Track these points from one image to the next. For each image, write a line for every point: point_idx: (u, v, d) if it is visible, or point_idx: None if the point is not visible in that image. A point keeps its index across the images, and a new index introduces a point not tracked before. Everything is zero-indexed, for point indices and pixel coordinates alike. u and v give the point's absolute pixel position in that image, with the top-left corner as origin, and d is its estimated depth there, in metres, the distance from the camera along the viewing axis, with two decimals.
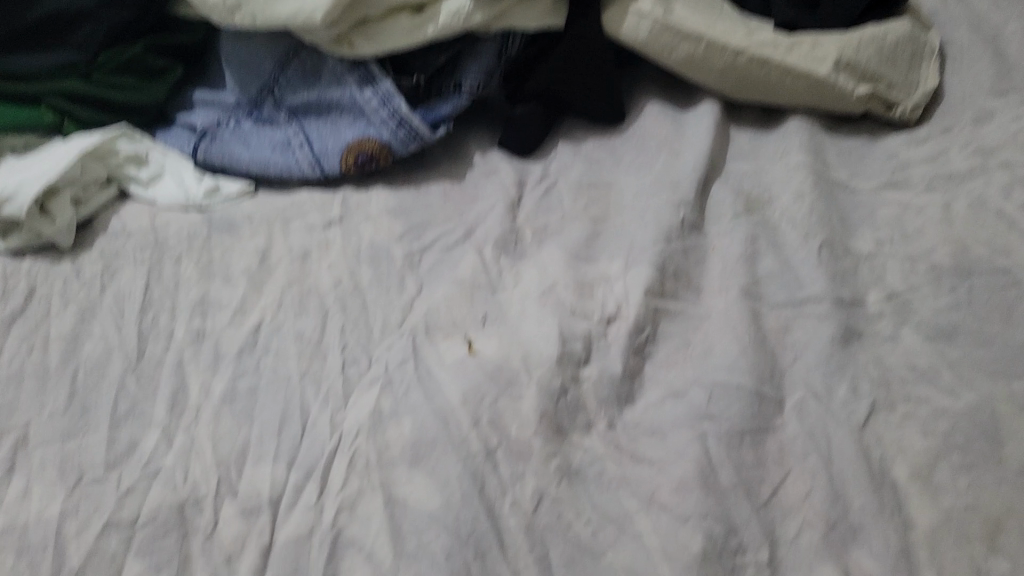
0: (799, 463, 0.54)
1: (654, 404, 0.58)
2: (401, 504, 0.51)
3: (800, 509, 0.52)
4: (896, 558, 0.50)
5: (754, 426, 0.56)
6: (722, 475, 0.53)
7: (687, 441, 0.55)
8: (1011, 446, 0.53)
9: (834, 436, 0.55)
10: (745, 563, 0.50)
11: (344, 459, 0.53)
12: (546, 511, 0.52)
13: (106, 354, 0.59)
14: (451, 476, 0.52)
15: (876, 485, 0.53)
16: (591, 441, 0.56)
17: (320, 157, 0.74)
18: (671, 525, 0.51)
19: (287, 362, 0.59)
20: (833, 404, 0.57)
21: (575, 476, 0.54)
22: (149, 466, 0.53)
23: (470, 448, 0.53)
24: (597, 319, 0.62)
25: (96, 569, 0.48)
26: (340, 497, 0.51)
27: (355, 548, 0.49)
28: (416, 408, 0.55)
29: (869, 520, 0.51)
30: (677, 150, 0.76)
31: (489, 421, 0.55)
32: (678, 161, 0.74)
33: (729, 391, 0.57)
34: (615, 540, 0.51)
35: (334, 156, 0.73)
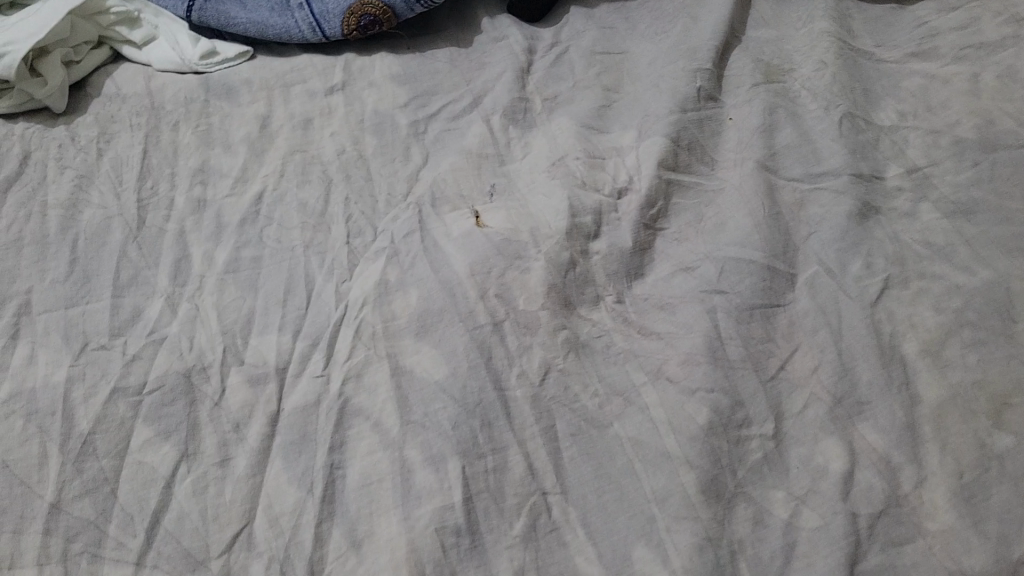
0: (808, 338, 0.54)
1: (663, 278, 0.57)
2: (408, 373, 0.51)
3: (807, 383, 0.52)
4: (902, 432, 0.50)
5: (765, 301, 0.55)
6: (730, 349, 0.53)
7: (697, 315, 0.54)
8: None
9: (845, 312, 0.55)
10: (751, 435, 0.50)
11: (350, 329, 0.53)
12: (553, 383, 0.52)
13: (106, 221, 0.58)
14: (458, 347, 0.51)
15: (885, 360, 0.52)
16: (599, 314, 0.55)
17: (321, 19, 0.70)
18: (678, 398, 0.51)
19: (291, 232, 0.58)
20: (846, 279, 0.56)
21: (583, 349, 0.53)
22: (154, 334, 0.53)
23: (478, 319, 0.53)
24: (608, 191, 0.60)
25: (105, 433, 0.48)
26: (347, 366, 0.51)
27: (363, 416, 0.50)
28: (423, 280, 0.54)
29: (876, 395, 0.51)
30: (695, 16, 0.73)
31: (496, 293, 0.54)
32: (696, 28, 0.71)
33: (741, 266, 0.56)
34: (621, 412, 0.51)
35: (334, 18, 0.70)
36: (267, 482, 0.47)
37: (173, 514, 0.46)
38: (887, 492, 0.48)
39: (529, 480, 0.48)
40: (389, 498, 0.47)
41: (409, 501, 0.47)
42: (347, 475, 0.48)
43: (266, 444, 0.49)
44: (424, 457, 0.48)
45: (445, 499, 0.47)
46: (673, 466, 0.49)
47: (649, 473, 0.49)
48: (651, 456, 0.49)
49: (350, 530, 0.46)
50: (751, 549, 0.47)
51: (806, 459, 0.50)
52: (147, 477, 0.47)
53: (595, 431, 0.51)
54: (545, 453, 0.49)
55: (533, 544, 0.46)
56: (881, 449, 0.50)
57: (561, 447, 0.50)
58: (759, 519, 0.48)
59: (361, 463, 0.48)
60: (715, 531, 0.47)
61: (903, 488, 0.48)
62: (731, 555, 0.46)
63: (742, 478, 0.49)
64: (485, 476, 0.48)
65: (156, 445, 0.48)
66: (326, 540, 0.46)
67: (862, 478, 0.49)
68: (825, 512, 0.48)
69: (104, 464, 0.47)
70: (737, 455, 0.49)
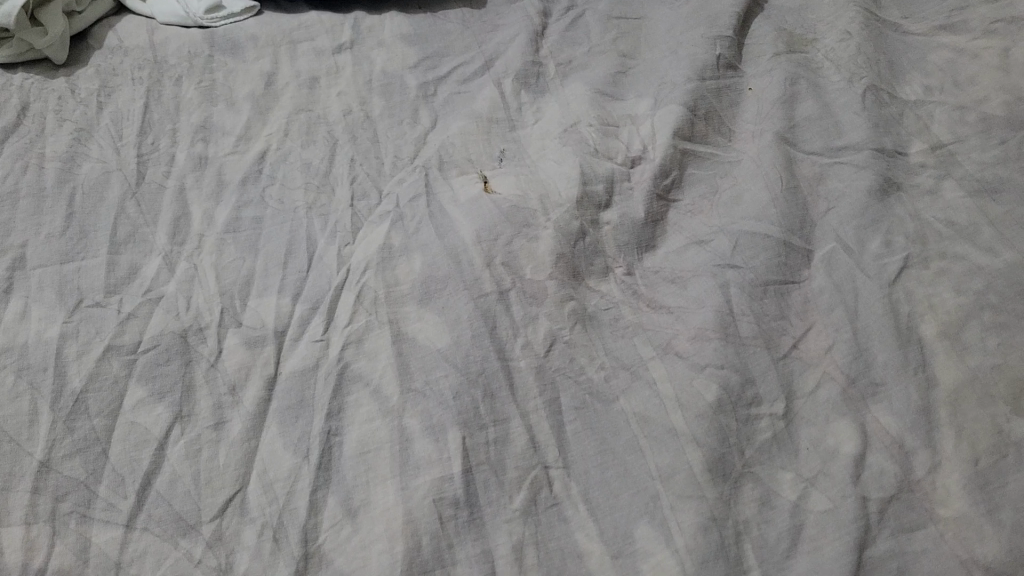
0: (823, 316, 0.52)
1: (676, 250, 0.55)
2: (410, 340, 0.49)
3: (821, 363, 0.51)
4: (917, 415, 0.49)
5: (779, 277, 0.53)
6: (742, 325, 0.51)
7: (709, 289, 0.52)
8: None
9: (862, 291, 0.53)
10: (761, 414, 0.49)
11: (351, 293, 0.51)
12: (558, 354, 0.50)
13: (104, 177, 0.56)
14: (462, 316, 0.50)
15: (902, 341, 0.51)
16: (608, 286, 0.53)
17: None
18: (687, 374, 0.50)
19: (294, 193, 0.57)
20: (864, 257, 0.54)
21: (590, 320, 0.52)
22: (150, 293, 0.51)
23: (483, 287, 0.51)
24: (621, 159, 0.58)
25: (98, 392, 0.47)
26: (347, 331, 0.50)
27: (361, 382, 0.48)
28: (427, 244, 0.53)
29: (891, 377, 0.50)
30: None
31: (503, 261, 0.52)
32: None
33: (756, 240, 0.54)
34: (628, 386, 0.50)
35: None
36: (262, 447, 0.46)
37: (165, 477, 0.45)
38: (899, 476, 0.47)
39: (531, 454, 0.47)
40: (386, 467, 0.46)
41: (407, 471, 0.45)
42: (345, 442, 0.47)
43: (262, 408, 0.48)
44: (424, 426, 0.47)
45: (444, 470, 0.46)
46: (680, 443, 0.47)
47: (654, 449, 0.47)
48: (656, 432, 0.48)
49: (346, 498, 0.45)
50: (757, 530, 0.46)
51: (816, 440, 0.48)
52: (139, 438, 0.46)
53: (600, 405, 0.49)
54: (548, 426, 0.48)
55: (534, 519, 0.45)
56: (895, 432, 0.48)
57: (564, 421, 0.48)
58: (766, 501, 0.46)
59: (359, 430, 0.47)
60: (720, 511, 0.45)
61: (916, 473, 0.47)
62: (736, 536, 0.45)
63: (749, 458, 0.47)
64: (486, 448, 0.47)
65: (149, 405, 0.47)
66: (321, 508, 0.45)
67: (873, 461, 0.47)
68: (834, 495, 0.46)
69: (96, 423, 0.46)
70: (746, 434, 0.48)
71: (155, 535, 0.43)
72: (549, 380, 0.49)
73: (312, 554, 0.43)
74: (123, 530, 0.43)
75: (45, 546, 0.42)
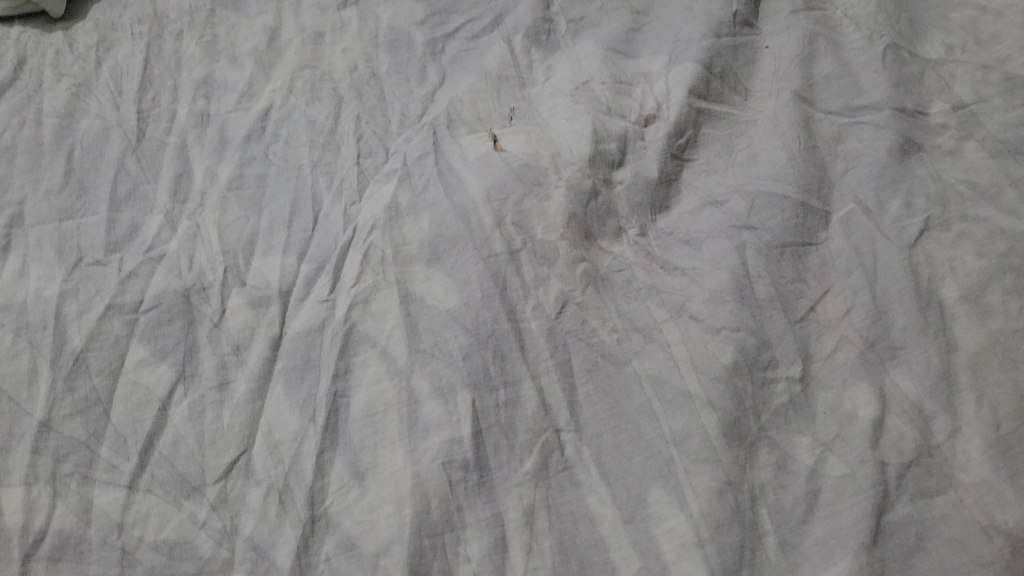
0: (841, 279, 0.51)
1: (690, 211, 0.53)
2: (418, 301, 0.48)
3: (838, 327, 0.50)
4: (937, 380, 0.47)
5: (796, 239, 0.52)
6: (758, 288, 0.50)
7: (724, 251, 0.51)
8: None
9: (882, 253, 0.52)
10: (777, 378, 0.48)
11: (357, 252, 0.50)
12: (570, 316, 0.49)
13: (104, 132, 0.55)
14: (471, 276, 0.49)
15: (922, 305, 0.50)
16: (620, 247, 0.52)
17: None
18: (701, 336, 0.48)
19: (299, 150, 0.55)
20: (884, 219, 0.53)
21: (602, 282, 0.51)
22: (152, 251, 0.50)
23: (494, 247, 0.50)
24: (635, 118, 0.57)
25: (99, 351, 0.46)
26: (353, 291, 0.49)
27: (369, 343, 0.47)
28: (435, 203, 0.51)
29: (911, 340, 0.49)
30: None
31: (513, 220, 0.51)
32: None
33: (773, 201, 0.53)
34: (641, 349, 0.49)
35: None
36: (268, 408, 0.45)
37: (168, 439, 0.44)
38: (918, 441, 0.46)
39: (542, 417, 0.46)
40: (394, 430, 0.45)
41: (416, 433, 0.45)
42: (352, 403, 0.45)
43: (267, 368, 0.46)
44: (433, 388, 0.46)
45: (453, 432, 0.45)
46: (694, 406, 0.46)
47: (667, 413, 0.46)
48: (670, 395, 0.47)
49: (353, 461, 0.44)
50: (772, 494, 0.45)
51: (833, 404, 0.47)
52: (142, 398, 0.45)
53: (612, 368, 0.48)
54: (560, 389, 0.47)
55: (544, 483, 0.44)
56: (915, 397, 0.47)
57: (575, 383, 0.47)
58: (782, 465, 0.45)
59: (366, 392, 0.46)
60: (735, 475, 0.44)
61: (936, 438, 0.46)
62: (752, 501, 0.44)
63: (765, 421, 0.46)
64: (496, 411, 0.46)
65: (151, 365, 0.46)
66: (328, 470, 0.44)
67: (892, 425, 0.46)
68: (852, 460, 0.45)
69: (97, 382, 0.45)
70: (762, 397, 0.47)
71: (158, 497, 0.42)
72: (561, 342, 0.48)
73: (319, 516, 0.42)
74: (126, 491, 0.42)
75: (46, 507, 0.42)
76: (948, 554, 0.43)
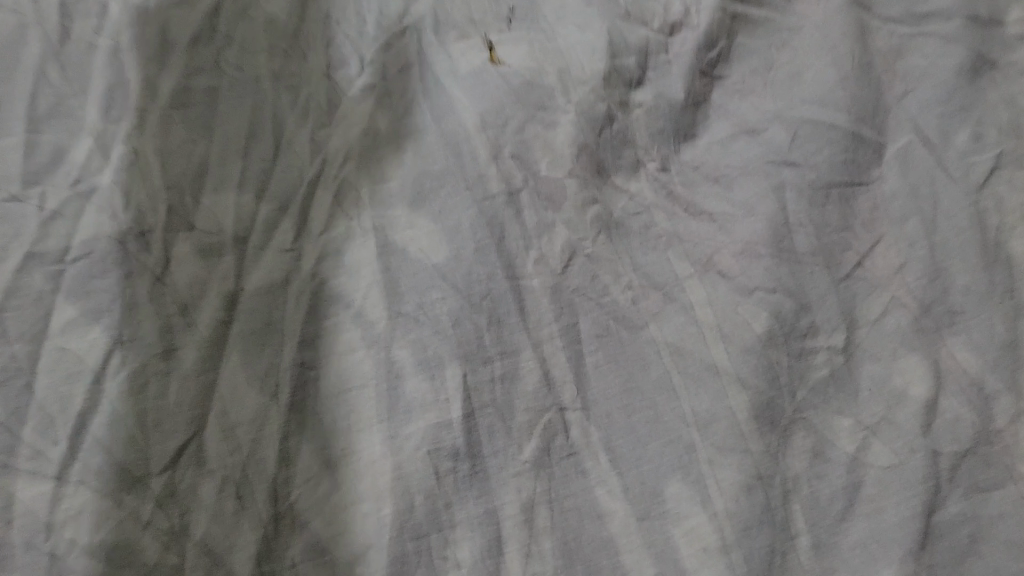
0: (895, 228, 0.44)
1: (721, 141, 0.45)
2: (399, 254, 0.41)
3: (889, 286, 0.42)
4: (1001, 353, 0.41)
5: (845, 178, 0.44)
6: (799, 239, 0.42)
7: (761, 193, 0.43)
8: None
9: (943, 196, 0.44)
10: (817, 348, 0.41)
11: (327, 191, 0.42)
12: (578, 271, 0.42)
13: (20, 32, 0.46)
14: (462, 223, 0.41)
15: (989, 260, 0.42)
16: (638, 185, 0.44)
17: None
18: (731, 298, 0.41)
19: (256, 59, 0.46)
20: (949, 154, 0.45)
21: (615, 229, 0.43)
22: (80, 184, 0.42)
23: (489, 187, 0.42)
24: (657, 25, 0.48)
25: (17, 309, 0.39)
26: (323, 241, 0.41)
27: (339, 303, 0.40)
28: (419, 130, 0.43)
29: (974, 304, 0.42)
30: None
31: (512, 153, 0.43)
32: None
33: (820, 131, 0.45)
34: (659, 311, 0.42)
35: None
36: (223, 382, 0.38)
37: (104, 418, 0.37)
38: (976, 427, 0.40)
39: (544, 393, 0.40)
40: (372, 411, 0.38)
41: (397, 415, 0.38)
42: (320, 377, 0.39)
43: (221, 333, 0.39)
44: (417, 360, 0.39)
45: (441, 415, 0.38)
46: (721, 383, 0.40)
47: (689, 390, 0.40)
48: (693, 369, 0.40)
49: (322, 447, 0.38)
50: (807, 487, 0.39)
51: (879, 379, 0.41)
52: (71, 369, 0.38)
53: (626, 334, 0.41)
54: (565, 359, 0.40)
55: (546, 472, 0.38)
56: (975, 372, 0.41)
57: (583, 352, 0.41)
58: (818, 452, 0.40)
59: (337, 364, 0.39)
60: (766, 467, 0.38)
61: (997, 423, 0.40)
62: (783, 496, 0.38)
63: (801, 401, 0.40)
64: (491, 387, 0.39)
65: (81, 328, 0.39)
66: (293, 458, 0.37)
67: (947, 406, 0.40)
68: (899, 448, 0.39)
69: (18, 351, 0.38)
70: (799, 372, 0.41)
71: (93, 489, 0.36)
72: (566, 302, 0.41)
73: (283, 514, 0.36)
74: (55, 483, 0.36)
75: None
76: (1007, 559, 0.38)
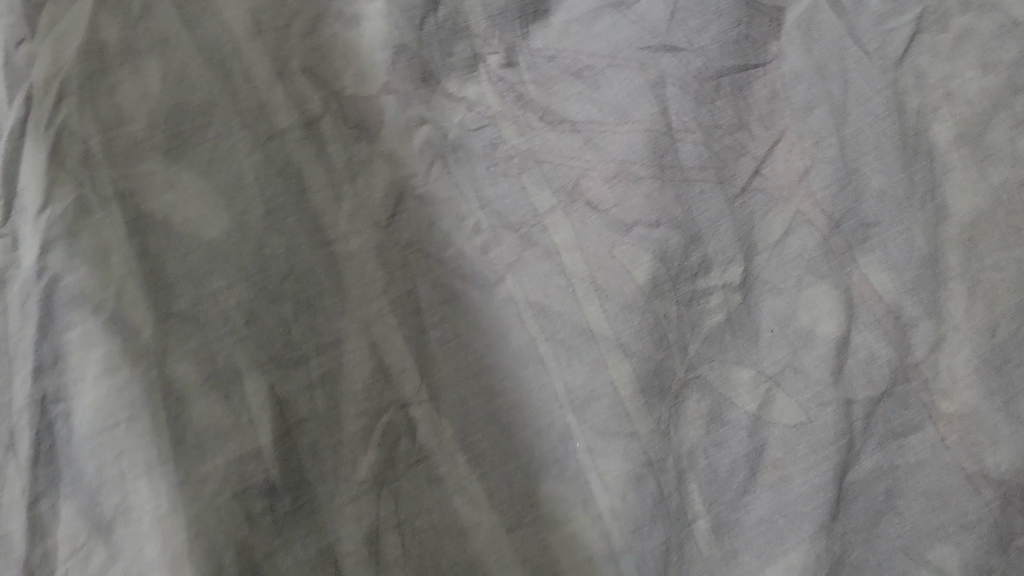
0: (798, 121, 0.35)
1: (581, 21, 0.35)
2: (159, 227, 0.30)
3: (791, 198, 0.35)
4: (922, 269, 0.35)
5: (737, 61, 0.35)
6: (683, 151, 0.34)
7: (636, 90, 0.34)
8: None
9: (853, 74, 0.36)
10: (710, 289, 0.33)
11: (42, 142, 0.30)
12: (407, 221, 0.32)
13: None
14: (244, 173, 0.31)
15: (907, 154, 0.35)
16: (477, 89, 0.34)
17: None
18: (603, 239, 0.33)
19: None
20: (860, 20, 0.36)
21: (453, 154, 0.33)
22: None
23: (279, 118, 0.31)
24: None
25: None
26: (47, 218, 0.29)
27: (83, 304, 0.29)
28: (169, 40, 0.32)
29: (890, 211, 0.35)
30: None
31: (303, 66, 0.32)
32: None
33: (703, 1, 0.36)
34: (517, 262, 0.33)
35: None
36: None
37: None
38: (894, 363, 0.34)
39: (377, 388, 0.31)
40: (148, 451, 0.29)
41: (186, 450, 0.29)
42: (72, 412, 0.29)
43: None
44: (203, 375, 0.29)
45: (246, 442, 0.29)
46: (598, 351, 0.32)
47: (559, 364, 0.32)
48: (563, 336, 0.32)
49: (88, 507, 0.28)
50: (704, 462, 0.32)
51: (784, 318, 0.34)
52: None
53: (478, 297, 0.32)
54: (402, 340, 0.31)
55: (390, 490, 0.30)
56: (889, 297, 0.34)
57: (425, 328, 0.32)
58: (716, 416, 0.33)
59: (91, 392, 0.29)
60: (657, 449, 0.32)
61: (913, 355, 0.34)
62: (678, 479, 0.32)
63: (694, 356, 0.33)
64: (308, 394, 0.30)
65: None
66: (50, 527, 0.28)
67: (860, 342, 0.34)
68: (808, 402, 0.33)
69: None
70: (690, 322, 0.33)
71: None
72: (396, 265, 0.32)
73: None
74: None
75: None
76: (925, 517, 0.33)
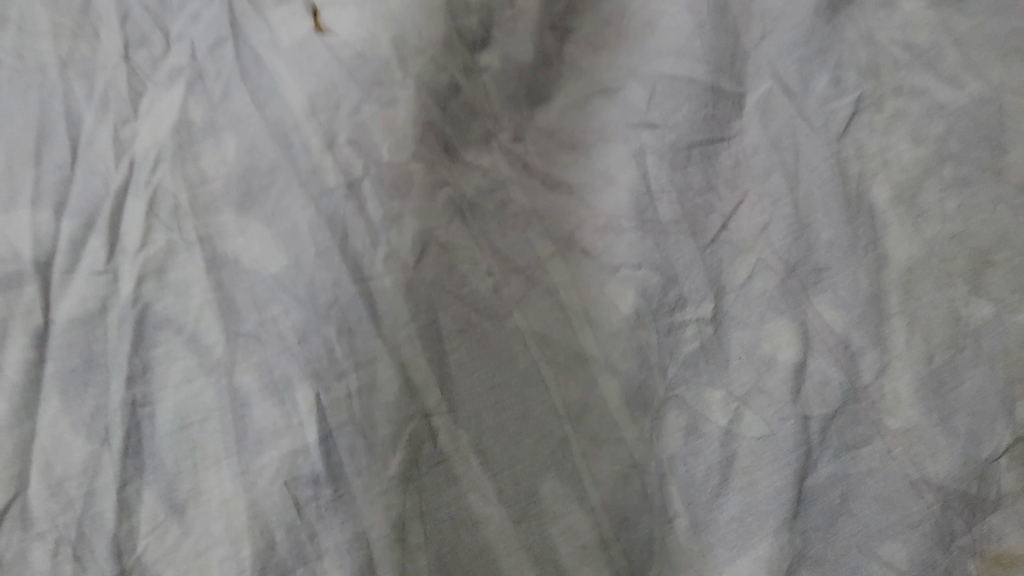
0: (757, 185, 0.42)
1: (575, 104, 0.43)
2: (230, 265, 0.37)
3: (753, 248, 0.41)
4: (867, 307, 0.41)
5: (705, 136, 0.42)
6: (662, 208, 0.41)
7: (620, 159, 0.41)
8: (1016, 154, 0.43)
9: (804, 146, 0.43)
10: (685, 322, 0.40)
11: (140, 199, 0.37)
12: (432, 263, 0.39)
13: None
14: (299, 224, 0.37)
15: (851, 211, 0.42)
16: (490, 159, 0.42)
17: None
18: (594, 279, 0.40)
19: (40, 44, 0.40)
20: (809, 102, 0.43)
21: (470, 211, 0.40)
22: None
23: (324, 179, 0.38)
24: None
25: None
26: (143, 258, 0.37)
27: (169, 327, 0.36)
28: (241, 119, 0.39)
29: (838, 259, 0.41)
30: None
31: (347, 140, 0.38)
32: None
33: (679, 87, 0.42)
34: (522, 298, 0.39)
35: None
36: (41, 432, 0.34)
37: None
38: (845, 385, 0.40)
39: (405, 401, 0.37)
40: (218, 446, 0.35)
41: (248, 446, 0.35)
42: (157, 414, 0.35)
43: (33, 376, 0.35)
44: (263, 384, 0.36)
45: (296, 441, 0.35)
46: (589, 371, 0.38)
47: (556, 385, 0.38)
48: (560, 359, 0.38)
49: (166, 492, 0.34)
50: (683, 467, 0.38)
51: (750, 346, 0.40)
52: None
53: (490, 326, 0.39)
54: (426, 361, 0.38)
55: (416, 485, 0.36)
56: (839, 329, 0.40)
57: (445, 351, 0.38)
58: (692, 429, 0.39)
59: (172, 397, 0.35)
60: (641, 454, 0.38)
61: (862, 379, 0.40)
62: (660, 481, 0.38)
63: (673, 378, 0.39)
64: (347, 404, 0.36)
65: None
66: (136, 507, 0.34)
67: (815, 367, 0.40)
68: (772, 417, 0.39)
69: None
70: (669, 349, 0.39)
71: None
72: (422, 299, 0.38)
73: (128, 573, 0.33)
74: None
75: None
76: (875, 517, 0.38)
